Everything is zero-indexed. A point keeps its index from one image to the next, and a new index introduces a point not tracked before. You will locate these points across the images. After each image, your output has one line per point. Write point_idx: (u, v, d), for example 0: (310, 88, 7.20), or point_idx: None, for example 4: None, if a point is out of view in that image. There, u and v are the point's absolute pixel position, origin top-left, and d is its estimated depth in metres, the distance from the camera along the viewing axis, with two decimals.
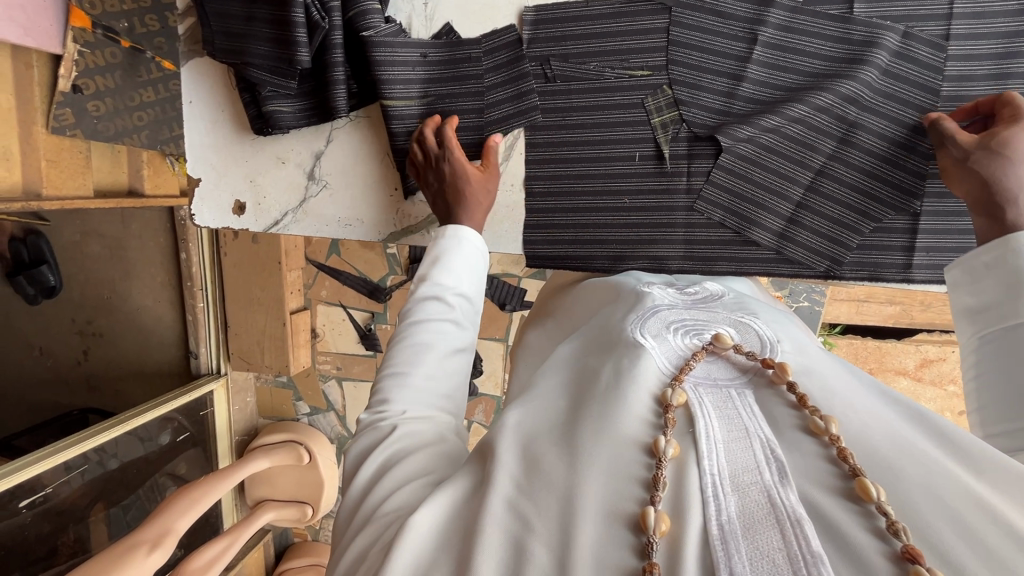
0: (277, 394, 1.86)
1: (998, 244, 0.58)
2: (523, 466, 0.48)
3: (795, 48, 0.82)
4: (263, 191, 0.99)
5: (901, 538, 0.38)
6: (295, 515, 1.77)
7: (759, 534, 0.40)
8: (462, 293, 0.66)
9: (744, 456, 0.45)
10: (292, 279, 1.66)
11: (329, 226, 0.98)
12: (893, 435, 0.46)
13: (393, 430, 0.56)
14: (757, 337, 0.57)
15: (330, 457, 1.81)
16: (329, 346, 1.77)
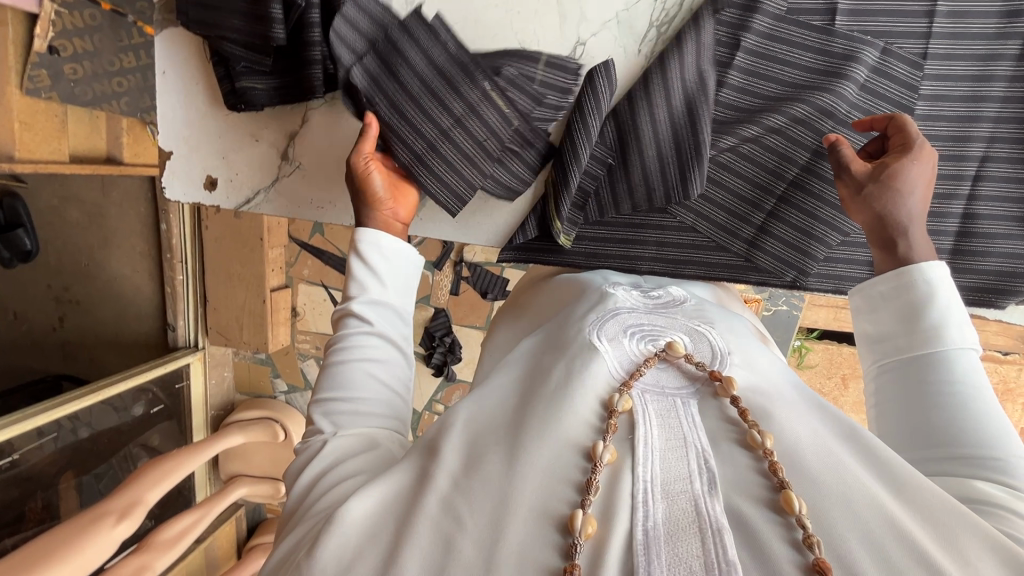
0: (255, 370, 1.85)
1: (896, 279, 0.61)
2: (465, 464, 0.49)
3: (774, 56, 0.79)
4: (233, 166, 0.92)
5: (813, 550, 0.41)
6: (267, 491, 1.78)
7: (680, 540, 0.42)
8: (390, 306, 0.65)
9: (679, 465, 0.47)
10: (274, 256, 1.64)
11: (303, 209, 0.93)
12: (823, 447, 0.48)
13: (325, 444, 0.57)
14: (710, 347, 0.58)
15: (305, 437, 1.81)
16: (309, 326, 1.76)
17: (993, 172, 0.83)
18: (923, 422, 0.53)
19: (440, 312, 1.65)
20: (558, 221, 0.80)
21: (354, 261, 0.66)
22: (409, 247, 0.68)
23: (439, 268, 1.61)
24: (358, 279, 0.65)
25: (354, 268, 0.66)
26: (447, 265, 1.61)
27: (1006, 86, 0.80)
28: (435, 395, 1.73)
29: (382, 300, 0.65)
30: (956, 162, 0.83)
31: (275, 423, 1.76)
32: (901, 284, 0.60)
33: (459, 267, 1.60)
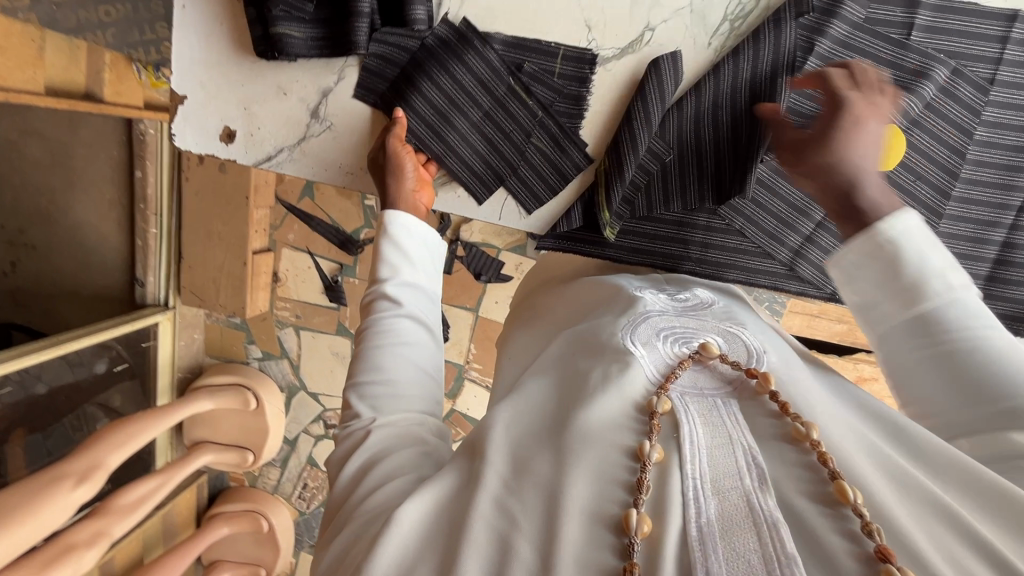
0: (227, 334, 1.76)
1: (870, 243, 0.59)
2: (513, 469, 0.49)
3: (846, 63, 0.78)
4: (256, 119, 0.87)
5: (873, 538, 0.40)
6: (233, 460, 1.72)
7: (736, 535, 0.41)
8: (412, 283, 0.67)
9: (727, 461, 0.47)
10: (259, 217, 1.55)
11: (329, 171, 0.88)
12: (869, 442, 0.48)
13: (366, 437, 0.57)
14: (745, 347, 0.58)
15: (278, 407, 1.74)
16: (290, 293, 1.69)
17: None
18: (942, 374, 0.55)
19: None
20: (607, 211, 0.83)
21: (384, 245, 0.69)
22: (434, 235, 0.73)
23: None
24: (389, 262, 0.68)
25: (385, 252, 0.69)
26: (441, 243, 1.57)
27: None
28: None
29: (412, 284, 0.67)
30: (1003, 190, 0.85)
31: (246, 390, 1.68)
32: (875, 247, 0.58)
33: (454, 246, 1.55)
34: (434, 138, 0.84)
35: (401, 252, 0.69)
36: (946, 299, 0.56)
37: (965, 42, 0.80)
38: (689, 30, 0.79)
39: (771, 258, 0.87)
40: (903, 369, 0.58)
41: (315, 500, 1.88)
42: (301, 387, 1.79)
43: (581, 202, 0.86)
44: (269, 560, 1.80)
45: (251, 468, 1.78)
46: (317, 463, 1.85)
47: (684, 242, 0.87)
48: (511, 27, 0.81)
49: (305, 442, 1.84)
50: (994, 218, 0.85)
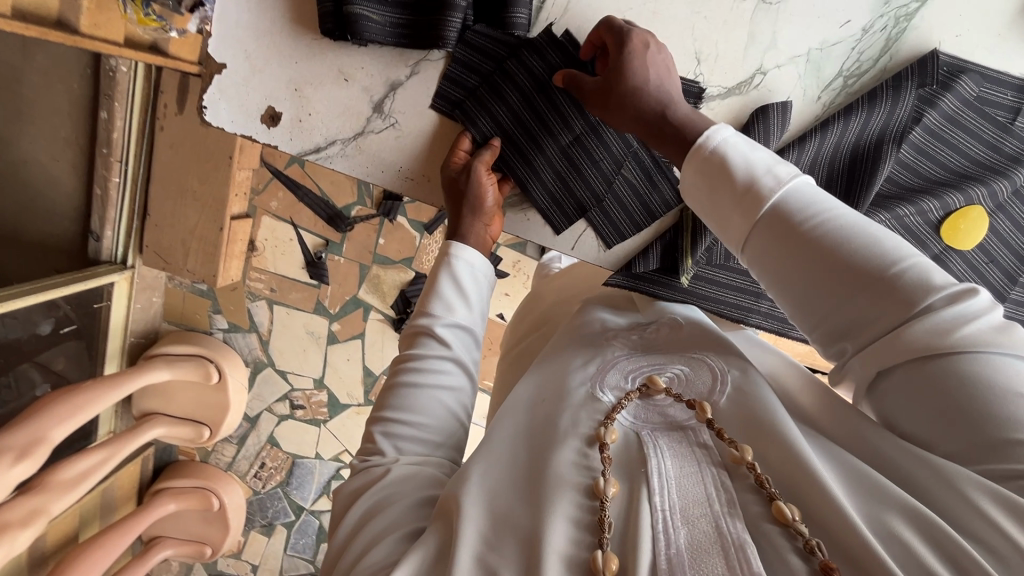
0: (191, 301, 1.63)
1: (697, 163, 0.58)
2: (490, 520, 0.47)
3: (949, 135, 0.81)
4: (309, 105, 0.84)
5: (816, 555, 0.41)
6: (188, 434, 1.61)
7: (705, 562, 0.41)
8: (465, 325, 0.65)
9: (694, 489, 0.46)
10: (241, 179, 1.41)
11: (384, 172, 0.87)
12: (833, 457, 0.49)
13: (385, 475, 0.55)
14: (708, 373, 0.56)
15: (241, 381, 1.62)
16: (266, 265, 1.58)
17: None
18: (850, 304, 0.49)
19: (419, 278, 1.57)
20: (689, 258, 0.82)
21: (440, 281, 0.66)
22: (486, 263, 0.69)
23: (429, 232, 1.53)
24: (444, 299, 0.65)
25: (442, 289, 0.65)
26: (439, 231, 1.54)
27: None
28: None
29: (465, 326, 0.65)
30: None
31: (208, 362, 1.55)
32: (700, 164, 0.57)
33: None
34: (520, 161, 0.82)
35: (457, 291, 0.65)
36: (816, 204, 0.51)
37: None
38: (801, 80, 0.83)
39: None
40: (812, 302, 0.51)
41: (272, 479, 1.81)
42: (268, 363, 1.70)
43: (660, 244, 0.86)
44: (217, 539, 1.71)
45: (205, 444, 1.67)
46: (278, 442, 1.77)
47: (756, 293, 0.86)
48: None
49: (267, 420, 1.76)
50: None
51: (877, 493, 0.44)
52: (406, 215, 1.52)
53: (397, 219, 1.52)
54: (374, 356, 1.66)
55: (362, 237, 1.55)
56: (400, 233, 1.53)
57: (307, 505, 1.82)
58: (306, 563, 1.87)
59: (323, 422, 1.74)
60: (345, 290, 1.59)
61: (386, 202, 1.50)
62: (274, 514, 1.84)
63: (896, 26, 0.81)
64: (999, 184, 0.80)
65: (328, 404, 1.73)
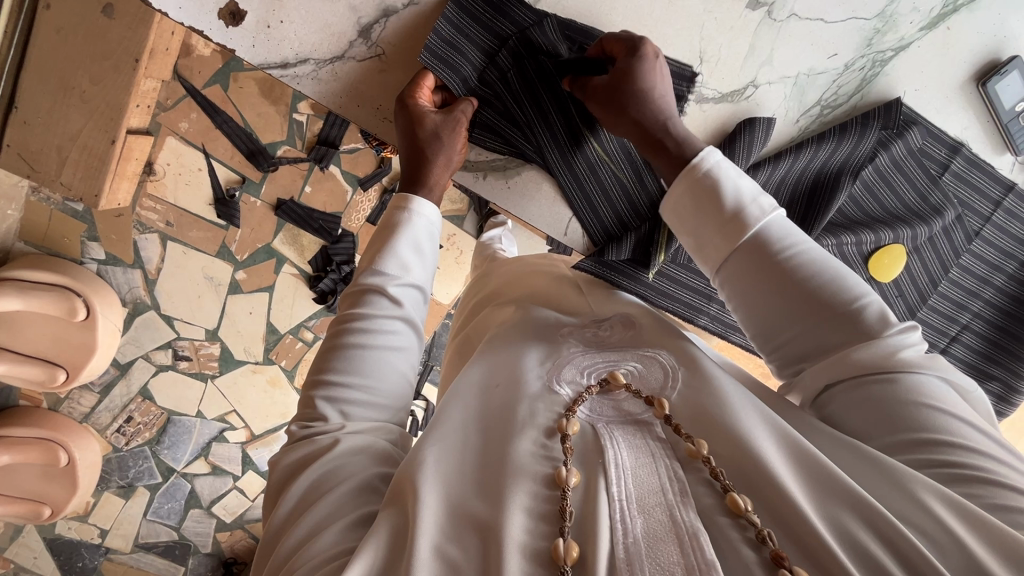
0: (59, 222, 1.37)
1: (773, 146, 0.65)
2: (445, 512, 0.47)
3: (890, 178, 0.91)
4: (282, 10, 0.73)
5: (768, 545, 0.43)
6: (38, 377, 1.37)
7: (660, 548, 0.42)
8: (409, 283, 0.63)
9: (649, 478, 0.48)
10: (146, 89, 1.19)
11: (363, 106, 0.80)
12: (778, 432, 0.52)
13: (333, 446, 0.52)
14: (661, 370, 0.57)
15: (114, 322, 1.40)
16: (165, 194, 1.37)
17: (958, 343, 1.04)
18: (796, 331, 0.57)
19: (342, 234, 1.49)
20: (662, 253, 0.80)
21: (394, 239, 0.63)
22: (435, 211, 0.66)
23: (363, 188, 1.46)
24: (400, 259, 0.62)
25: (399, 247, 0.63)
26: (373, 189, 1.46)
27: (990, 293, 1.04)
28: (307, 321, 1.58)
29: (415, 285, 0.63)
30: (958, 307, 1.02)
31: (75, 296, 1.32)
32: (692, 183, 0.61)
33: (387, 196, 1.48)
34: (520, 120, 0.78)
35: (413, 248, 0.63)
36: (788, 236, 0.58)
37: (973, 195, 0.99)
38: (785, 100, 0.88)
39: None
40: (780, 323, 0.58)
41: (139, 436, 1.60)
42: (152, 306, 1.49)
43: (634, 236, 0.82)
44: (61, 499, 1.49)
45: (57, 389, 1.43)
46: (152, 396, 1.57)
47: (709, 297, 0.92)
48: (629, 27, 0.80)
49: (142, 369, 1.54)
50: (943, 329, 1.02)
51: (831, 480, 0.47)
52: (339, 165, 1.42)
53: (329, 168, 1.41)
54: (281, 311, 1.55)
55: (287, 182, 1.41)
56: (330, 184, 1.43)
57: (179, 467, 1.66)
58: (169, 529, 1.70)
59: (211, 378, 1.59)
60: (258, 237, 1.46)
61: (319, 147, 1.38)
62: (137, 474, 1.64)
63: (872, 70, 0.89)
64: (918, 231, 0.91)
65: (220, 359, 1.58)
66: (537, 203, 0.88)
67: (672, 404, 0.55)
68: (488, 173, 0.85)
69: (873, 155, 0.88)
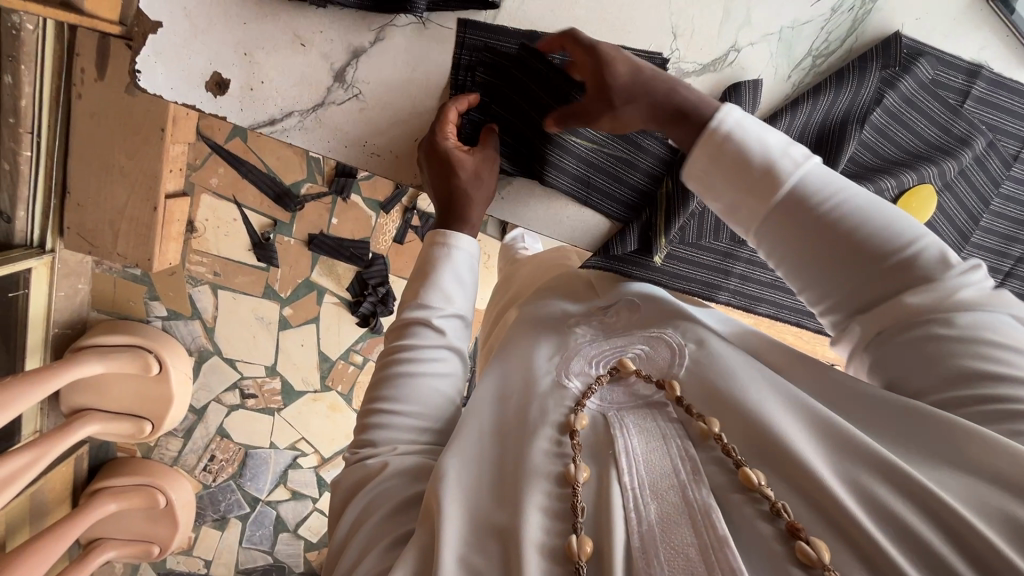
0: (122, 287, 1.51)
1: (711, 148, 0.56)
2: (466, 515, 0.48)
3: (915, 111, 0.82)
4: (261, 72, 0.77)
5: (782, 516, 0.43)
6: (126, 430, 1.49)
7: (673, 532, 0.44)
8: (454, 313, 0.62)
9: (662, 462, 0.49)
10: (174, 155, 1.28)
11: (348, 147, 0.81)
12: (793, 401, 0.50)
13: (382, 469, 0.53)
14: (669, 350, 0.57)
15: (184, 371, 1.52)
16: (208, 246, 1.48)
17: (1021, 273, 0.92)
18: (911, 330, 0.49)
19: (374, 258, 1.54)
20: (663, 238, 0.79)
21: (434, 269, 0.62)
22: (472, 244, 0.65)
23: (385, 211, 1.50)
24: (443, 291, 0.61)
25: (441, 280, 0.62)
26: (395, 209, 1.51)
27: None
28: (354, 344, 1.65)
29: (456, 313, 0.62)
30: (1008, 240, 0.91)
31: (147, 353, 1.44)
32: (716, 155, 0.55)
33: (410, 214, 1.52)
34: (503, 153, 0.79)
35: (454, 278, 0.62)
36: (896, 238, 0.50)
37: (1012, 106, 0.88)
38: (772, 58, 0.84)
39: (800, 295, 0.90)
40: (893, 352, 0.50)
41: (224, 472, 1.73)
42: (215, 351, 1.60)
43: (636, 226, 0.82)
44: (165, 536, 1.62)
45: (147, 439, 1.56)
46: (228, 433, 1.69)
47: (725, 271, 0.88)
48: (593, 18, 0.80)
49: (215, 410, 1.67)
50: (995, 262, 0.91)
51: (853, 447, 0.45)
52: (360, 194, 1.47)
53: (351, 198, 1.46)
54: (330, 340, 1.63)
55: (315, 218, 1.48)
56: (354, 212, 1.48)
57: (263, 495, 1.77)
58: (264, 554, 1.83)
59: (277, 410, 1.69)
60: (297, 273, 1.53)
61: (339, 178, 1.43)
62: (228, 506, 1.77)
63: (863, 7, 0.83)
64: (950, 163, 0.81)
65: (282, 392, 1.68)
66: (529, 207, 0.87)
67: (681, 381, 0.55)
68: None
69: (889, 85, 0.80)
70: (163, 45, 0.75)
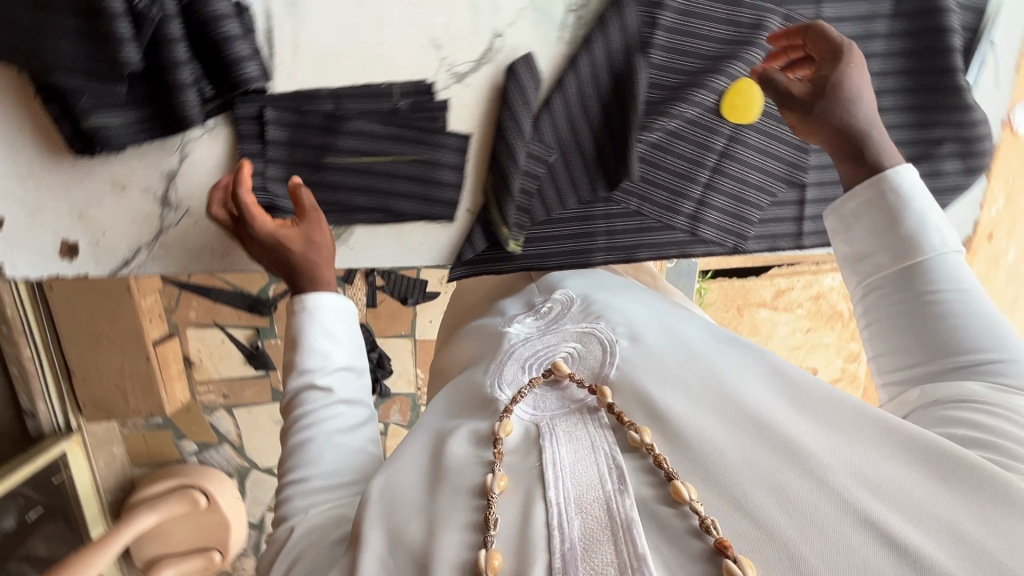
0: (153, 439, 1.59)
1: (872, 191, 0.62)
2: (390, 548, 0.49)
3: (697, 18, 0.82)
4: (99, 224, 0.79)
5: (712, 534, 0.43)
6: (199, 565, 1.56)
7: (594, 551, 0.43)
8: (341, 366, 0.65)
9: (587, 471, 0.48)
10: (147, 306, 1.40)
11: (201, 259, 0.84)
12: (735, 406, 0.51)
13: (292, 535, 0.56)
14: (598, 347, 0.61)
15: (232, 495, 1.59)
16: (210, 373, 1.56)
17: (894, 120, 0.89)
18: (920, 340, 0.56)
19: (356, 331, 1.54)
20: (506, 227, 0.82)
21: (305, 336, 0.65)
22: (342, 298, 0.69)
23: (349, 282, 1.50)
24: (317, 351, 0.65)
25: (311, 346, 0.65)
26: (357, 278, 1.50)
27: (891, 39, 0.87)
28: None
29: (339, 367, 0.65)
30: None
31: (191, 489, 1.53)
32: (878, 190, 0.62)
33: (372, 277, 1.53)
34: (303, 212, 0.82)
35: (331, 337, 0.66)
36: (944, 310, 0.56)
37: None
38: (537, 27, 0.81)
39: (674, 228, 0.87)
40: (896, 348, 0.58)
41: None
42: (252, 466, 1.68)
43: (479, 224, 0.85)
44: None
45: (222, 566, 1.61)
46: None
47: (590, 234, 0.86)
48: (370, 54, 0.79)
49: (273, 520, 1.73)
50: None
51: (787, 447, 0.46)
52: None
53: None
54: None
55: None
56: None
57: None
58: None
59: None
60: None
61: None
62: None
63: None
64: (755, 51, 0.82)
65: None
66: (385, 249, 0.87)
67: (612, 387, 0.56)
68: None
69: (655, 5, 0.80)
70: (11, 231, 0.77)
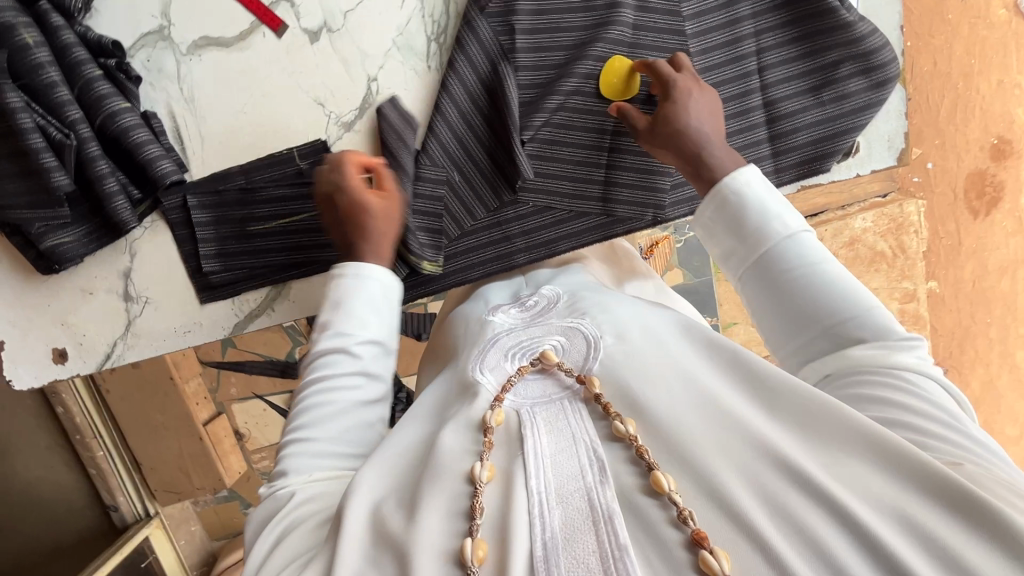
0: (224, 510, 1.69)
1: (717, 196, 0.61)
2: (375, 539, 0.47)
3: (553, 15, 0.87)
4: (79, 328, 0.89)
5: (689, 523, 0.42)
6: None
7: (576, 542, 0.42)
8: (372, 339, 0.64)
9: (569, 464, 0.48)
10: (193, 388, 1.54)
11: (168, 341, 0.91)
12: (721, 414, 0.48)
13: None
14: (584, 342, 0.59)
15: None
16: (260, 442, 1.62)
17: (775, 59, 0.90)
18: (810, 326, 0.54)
19: None
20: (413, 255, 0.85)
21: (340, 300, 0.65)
22: (388, 274, 0.67)
23: None
24: (355, 318, 0.63)
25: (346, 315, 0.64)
26: None
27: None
28: None
29: (372, 338, 0.63)
30: (733, 44, 0.90)
31: None
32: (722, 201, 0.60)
33: None
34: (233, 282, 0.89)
35: (370, 306, 0.65)
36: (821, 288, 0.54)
37: None
38: (406, 64, 0.91)
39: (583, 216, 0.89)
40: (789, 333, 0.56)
41: None
42: None
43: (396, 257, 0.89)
44: None
45: None
46: None
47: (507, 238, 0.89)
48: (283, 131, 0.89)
49: None
50: (740, 71, 0.90)
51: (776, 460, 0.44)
52: None
53: None
54: None
55: None
56: None
57: None
58: None
59: None
60: None
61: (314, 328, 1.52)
62: None
63: None
64: (615, 31, 0.85)
65: None
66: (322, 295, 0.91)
67: (601, 379, 0.55)
68: (272, 304, 0.91)
69: (510, 13, 0.86)
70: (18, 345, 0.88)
